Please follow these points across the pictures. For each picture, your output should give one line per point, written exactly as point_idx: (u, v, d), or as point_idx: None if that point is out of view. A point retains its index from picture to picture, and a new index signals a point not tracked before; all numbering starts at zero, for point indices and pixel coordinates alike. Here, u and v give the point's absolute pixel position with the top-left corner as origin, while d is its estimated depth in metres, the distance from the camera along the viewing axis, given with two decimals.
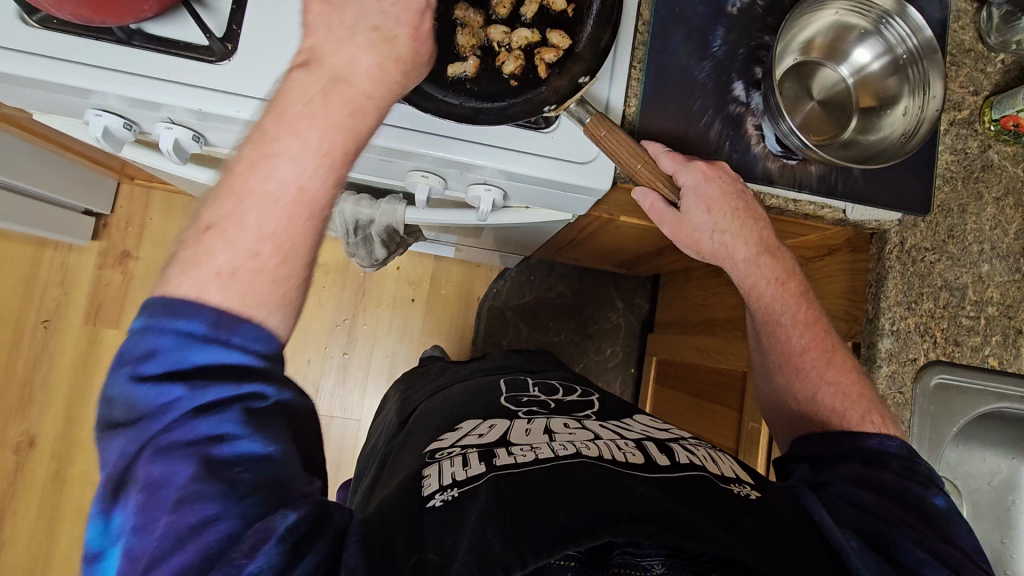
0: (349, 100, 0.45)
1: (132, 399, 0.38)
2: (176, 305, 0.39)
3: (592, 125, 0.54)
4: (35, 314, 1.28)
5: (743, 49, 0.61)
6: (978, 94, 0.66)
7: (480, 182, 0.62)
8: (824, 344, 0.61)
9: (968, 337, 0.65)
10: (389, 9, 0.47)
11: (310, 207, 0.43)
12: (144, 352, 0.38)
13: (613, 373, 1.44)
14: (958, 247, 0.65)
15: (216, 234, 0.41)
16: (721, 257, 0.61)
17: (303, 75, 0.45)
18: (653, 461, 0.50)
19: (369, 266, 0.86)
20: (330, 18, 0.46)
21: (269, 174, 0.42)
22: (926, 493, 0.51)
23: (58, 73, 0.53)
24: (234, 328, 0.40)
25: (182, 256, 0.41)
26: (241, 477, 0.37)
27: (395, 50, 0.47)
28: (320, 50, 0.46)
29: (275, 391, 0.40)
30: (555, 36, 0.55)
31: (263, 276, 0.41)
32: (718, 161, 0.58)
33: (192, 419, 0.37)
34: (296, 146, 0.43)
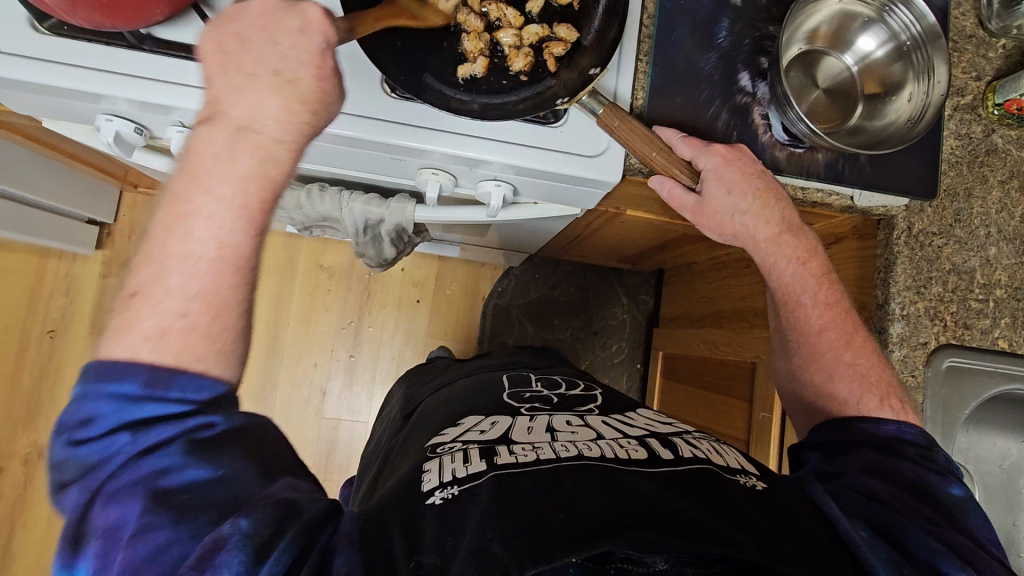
0: (258, 146, 0.43)
1: (78, 460, 0.38)
2: (111, 366, 0.39)
3: (605, 115, 0.54)
4: (40, 324, 1.28)
5: (748, 40, 0.61)
6: (981, 79, 0.67)
7: (490, 178, 0.63)
8: (844, 326, 0.61)
9: (977, 320, 0.65)
10: (288, 52, 0.44)
11: (235, 262, 0.42)
12: (82, 418, 0.39)
13: (619, 369, 1.45)
14: (965, 230, 0.66)
15: (142, 302, 0.41)
16: (742, 239, 0.62)
17: (208, 129, 0.43)
18: (657, 457, 0.50)
19: (377, 266, 0.85)
20: (225, 67, 0.44)
21: (186, 235, 0.41)
22: (944, 483, 0.51)
23: (68, 79, 0.53)
24: (170, 383, 0.39)
25: (113, 326, 0.41)
26: (189, 502, 0.37)
27: (301, 92, 0.44)
28: (221, 102, 0.44)
29: (222, 419, 0.40)
30: (563, 30, 0.56)
31: (196, 334, 0.41)
32: (735, 145, 0.59)
33: (138, 462, 0.38)
34: (207, 201, 0.42)
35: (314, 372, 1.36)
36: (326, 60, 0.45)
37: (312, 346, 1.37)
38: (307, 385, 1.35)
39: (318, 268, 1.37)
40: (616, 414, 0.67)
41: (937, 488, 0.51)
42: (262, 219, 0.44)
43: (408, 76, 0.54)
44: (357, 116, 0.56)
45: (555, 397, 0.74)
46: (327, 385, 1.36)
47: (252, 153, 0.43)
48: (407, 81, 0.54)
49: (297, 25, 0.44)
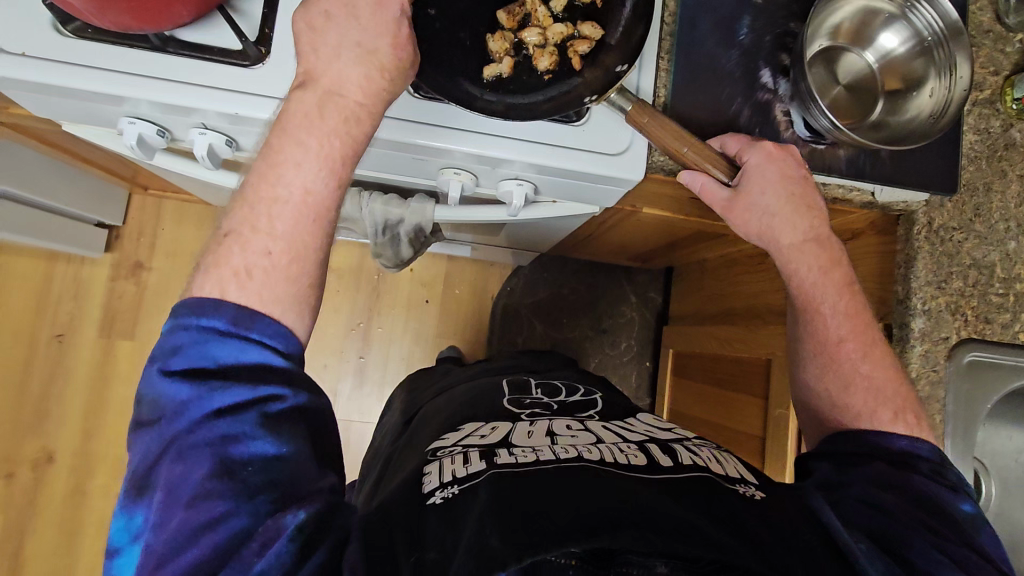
0: (342, 109, 0.47)
1: (159, 398, 0.41)
2: (200, 308, 0.42)
3: (634, 112, 0.54)
4: (50, 328, 1.27)
5: (769, 36, 0.61)
6: (999, 73, 0.67)
7: (512, 177, 0.63)
8: (864, 338, 0.61)
9: (997, 314, 0.66)
10: (368, 24, 0.48)
11: (316, 209, 0.46)
12: (171, 352, 0.41)
13: (628, 367, 1.45)
14: (984, 225, 0.66)
15: (234, 240, 0.44)
16: (767, 240, 0.61)
17: (300, 93, 0.47)
18: (656, 463, 0.50)
19: (393, 267, 0.85)
20: (312, 42, 0.48)
21: (278, 182, 0.45)
22: (954, 500, 0.52)
23: (92, 81, 0.53)
24: (253, 326, 0.42)
25: (205, 262, 0.44)
26: (252, 475, 0.40)
27: (380, 61, 0.48)
28: (312, 71, 0.48)
29: (292, 393, 0.43)
30: (587, 27, 0.56)
31: (277, 273, 0.44)
32: (786, 145, 0.59)
33: (211, 420, 0.40)
34: (299, 155, 0.46)
35: (324, 373, 1.36)
36: (402, 30, 0.48)
37: (323, 347, 1.36)
38: (317, 386, 1.35)
39: (327, 269, 1.37)
40: (616, 420, 0.67)
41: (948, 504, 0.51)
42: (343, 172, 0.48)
43: (432, 76, 0.54)
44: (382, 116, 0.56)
45: (555, 403, 0.74)
46: (338, 386, 1.36)
47: (337, 115, 0.47)
48: (431, 82, 0.54)
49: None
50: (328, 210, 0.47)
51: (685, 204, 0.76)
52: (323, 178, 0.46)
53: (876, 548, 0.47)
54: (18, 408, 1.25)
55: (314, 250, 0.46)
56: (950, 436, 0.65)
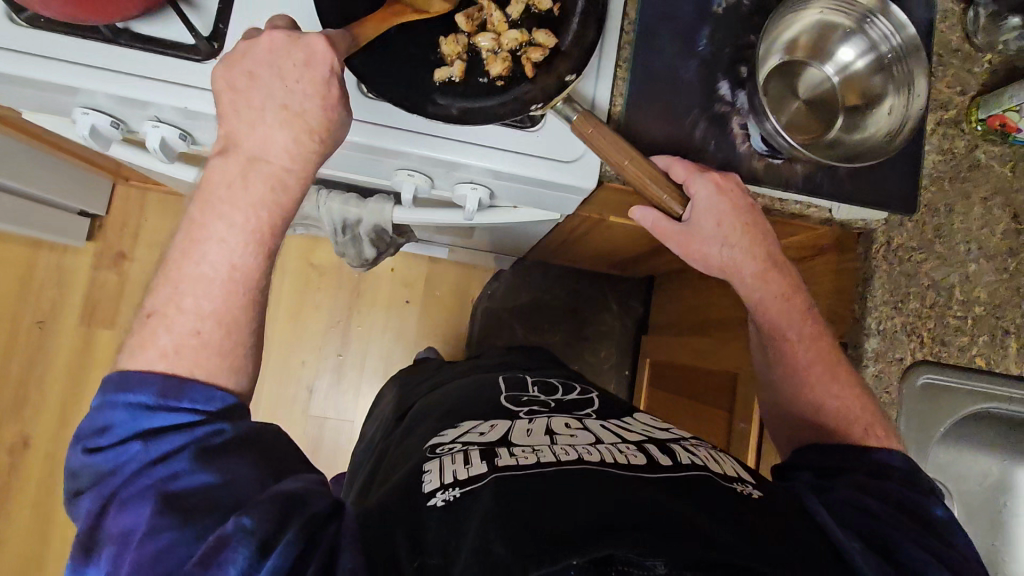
0: (269, 177, 0.47)
1: (94, 467, 0.42)
2: (127, 381, 0.43)
3: (579, 122, 0.54)
4: (31, 314, 1.28)
5: (729, 48, 0.61)
6: (965, 93, 0.66)
7: (467, 182, 0.62)
8: (829, 358, 0.61)
9: (955, 336, 0.65)
10: (293, 85, 0.47)
11: (241, 285, 0.47)
12: (101, 427, 0.42)
13: (607, 374, 1.44)
14: (945, 246, 0.65)
15: (158, 320, 0.45)
16: (729, 273, 0.61)
17: (222, 163, 0.47)
18: (655, 462, 0.49)
19: (359, 266, 0.85)
20: (236, 103, 0.47)
21: (201, 259, 0.46)
22: (925, 500, 0.51)
23: (45, 71, 0.53)
24: (182, 394, 0.43)
25: (130, 342, 0.45)
26: (197, 504, 0.40)
27: (309, 123, 0.48)
28: (234, 135, 0.48)
29: (231, 426, 0.43)
30: (541, 35, 0.56)
31: (209, 350, 0.45)
32: (728, 172, 0.58)
33: (150, 468, 0.41)
34: (223, 230, 0.46)
35: (301, 369, 1.36)
36: (333, 89, 0.47)
37: (302, 342, 1.37)
38: (294, 382, 1.36)
39: (309, 265, 1.38)
40: (614, 419, 0.66)
41: (920, 508, 0.50)
42: (269, 244, 0.48)
43: (379, 76, 0.54)
44: None
45: (552, 400, 0.73)
46: (314, 383, 1.36)
47: (265, 182, 0.47)
48: (379, 81, 0.54)
49: (302, 57, 0.46)
50: (256, 278, 0.47)
51: None
52: (250, 252, 0.47)
53: (868, 549, 0.47)
54: None
55: (246, 321, 0.46)
56: None
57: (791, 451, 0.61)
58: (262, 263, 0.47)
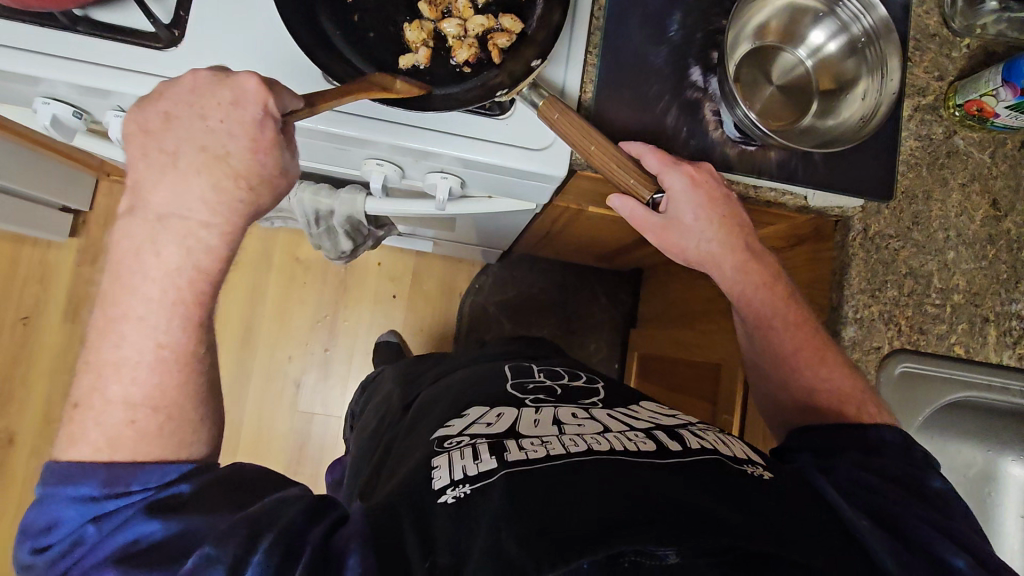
0: (184, 233, 0.44)
1: (45, 563, 0.39)
2: (66, 471, 0.41)
3: (544, 107, 0.53)
4: (14, 311, 1.27)
5: (700, 33, 0.60)
6: (943, 79, 0.65)
7: (437, 170, 0.62)
8: (816, 343, 0.60)
9: (934, 325, 0.64)
10: (217, 125, 0.45)
11: (179, 358, 0.44)
12: (46, 523, 0.40)
13: (596, 369, 1.44)
14: (923, 234, 0.64)
15: (84, 412, 0.42)
16: (708, 266, 0.60)
17: (128, 221, 0.44)
18: (665, 448, 0.49)
19: (337, 258, 0.85)
20: (150, 149, 0.45)
21: (122, 336, 0.43)
22: (924, 475, 0.50)
23: (1, 60, 0.52)
24: (130, 476, 0.41)
25: (64, 437, 0.42)
26: (156, 561, 0.37)
27: (232, 167, 0.45)
28: (145, 189, 0.45)
29: (188, 485, 0.41)
30: (507, 20, 0.55)
31: (144, 435, 0.42)
32: (699, 161, 0.57)
33: (102, 546, 0.39)
34: (141, 304, 0.43)
35: (288, 365, 1.35)
36: (265, 132, 0.45)
37: (288, 338, 1.36)
38: (281, 378, 1.35)
39: (295, 260, 1.37)
40: (620, 407, 0.65)
41: (919, 483, 0.50)
42: (201, 309, 0.45)
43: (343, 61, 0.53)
44: None
45: (557, 388, 0.73)
46: (302, 378, 1.36)
47: (180, 241, 0.44)
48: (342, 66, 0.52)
49: (230, 97, 0.45)
50: (187, 349, 0.45)
51: None
52: (176, 325, 0.44)
53: (870, 519, 0.46)
54: None
55: (186, 399, 0.44)
56: None
57: (786, 432, 0.60)
58: (194, 335, 0.45)
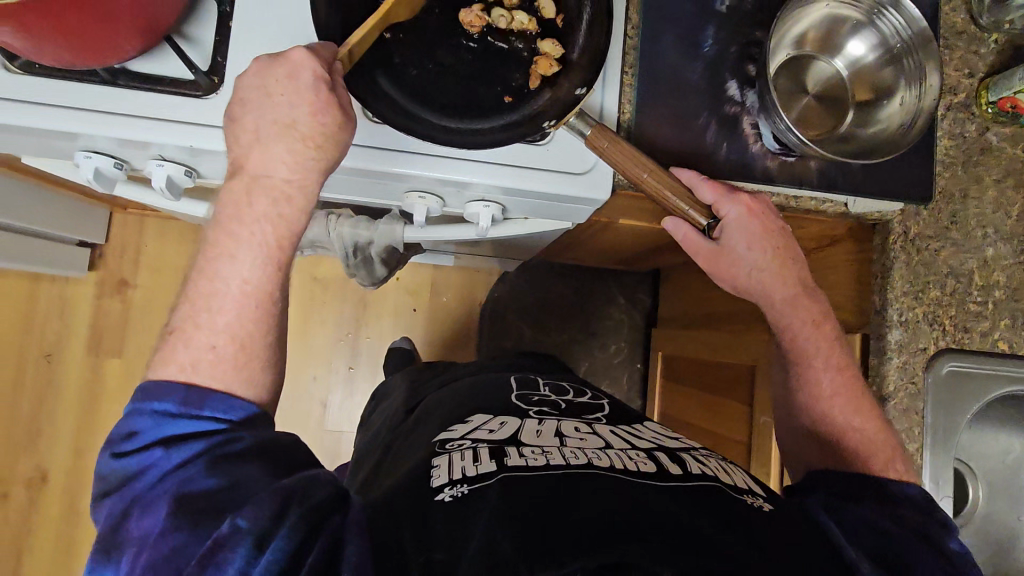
0: (270, 191, 0.46)
1: (118, 471, 0.42)
2: (153, 387, 0.43)
3: (593, 136, 0.53)
4: (36, 348, 1.27)
5: (734, 47, 0.60)
6: (973, 76, 0.65)
7: (478, 199, 0.62)
8: (854, 389, 0.60)
9: (976, 322, 0.65)
10: (280, 99, 0.46)
11: (257, 299, 0.46)
12: (127, 432, 0.42)
13: (618, 369, 1.45)
14: (961, 232, 0.65)
15: (178, 337, 0.44)
16: (758, 294, 0.60)
17: (227, 184, 0.46)
18: (665, 471, 0.51)
19: (370, 285, 0.85)
20: (233, 129, 0.47)
21: (213, 276, 0.45)
22: (943, 534, 0.50)
23: (44, 119, 0.52)
24: (203, 403, 0.42)
25: (155, 359, 0.45)
26: (205, 508, 0.39)
27: (301, 132, 0.47)
28: (237, 155, 0.47)
29: (250, 437, 0.42)
30: (547, 44, 0.55)
31: (223, 366, 0.44)
32: (760, 194, 0.59)
33: (172, 472, 0.41)
34: (234, 246, 0.46)
35: (313, 385, 1.36)
36: (319, 93, 0.46)
37: (311, 358, 1.36)
38: (307, 398, 1.35)
39: (313, 280, 1.37)
40: (623, 424, 0.67)
41: (933, 538, 0.50)
42: (281, 258, 0.47)
43: (386, 101, 0.53)
44: None
45: (562, 402, 0.72)
46: (328, 398, 1.36)
47: (266, 198, 0.46)
48: (386, 106, 0.52)
49: (284, 72, 0.46)
50: (269, 294, 0.46)
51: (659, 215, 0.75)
52: (259, 266, 0.46)
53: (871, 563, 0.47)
54: (9, 428, 1.24)
55: (262, 338, 0.46)
56: (929, 448, 0.64)
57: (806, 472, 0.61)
58: (275, 279, 0.47)
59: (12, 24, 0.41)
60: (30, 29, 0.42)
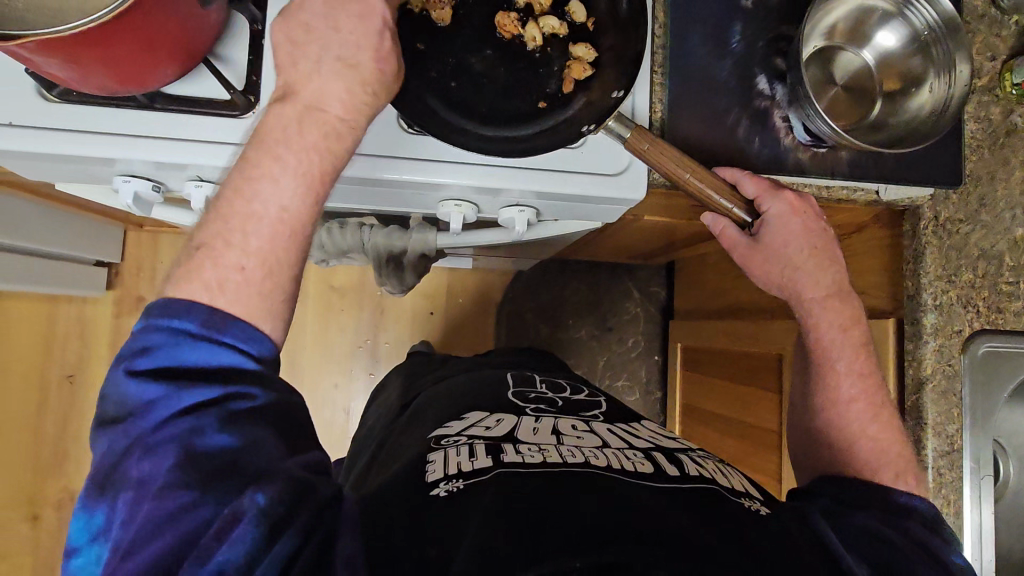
0: (323, 125, 0.45)
1: (123, 398, 0.39)
2: (173, 307, 0.40)
3: (633, 138, 0.54)
4: (58, 370, 1.27)
5: (763, 41, 0.60)
6: (995, 59, 0.66)
7: (514, 204, 0.62)
8: (874, 399, 0.60)
9: (1009, 303, 0.66)
10: (347, 36, 0.46)
11: (291, 229, 0.43)
12: (139, 349, 0.40)
13: (636, 363, 1.45)
14: (990, 215, 0.66)
15: (206, 254, 0.41)
16: (789, 291, 0.61)
17: (279, 107, 0.45)
18: (663, 471, 0.51)
19: (398, 291, 0.85)
20: (296, 53, 0.45)
21: (252, 197, 0.42)
22: (946, 550, 0.50)
23: (84, 146, 0.52)
24: (226, 328, 0.40)
25: (175, 275, 0.42)
26: (216, 469, 0.38)
27: (362, 75, 0.46)
28: (292, 84, 0.45)
29: (263, 392, 0.41)
30: (580, 48, 0.55)
31: (251, 290, 0.42)
32: (806, 195, 0.59)
33: (177, 418, 0.39)
34: (277, 170, 0.43)
35: (335, 393, 1.36)
36: (384, 41, 0.46)
37: (331, 366, 1.36)
38: (329, 407, 1.36)
39: (329, 288, 1.37)
40: (620, 423, 0.67)
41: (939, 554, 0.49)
42: (321, 192, 0.45)
43: (426, 112, 0.53)
44: (379, 157, 0.55)
45: (559, 399, 0.73)
46: (350, 405, 1.36)
47: (318, 130, 0.44)
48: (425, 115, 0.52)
49: (359, 10, 0.46)
50: (303, 229, 0.44)
51: (685, 211, 0.75)
52: (300, 195, 0.43)
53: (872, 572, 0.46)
54: (35, 451, 1.25)
55: (289, 276, 0.43)
56: (969, 429, 0.64)
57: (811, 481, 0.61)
58: (313, 214, 0.44)
59: (61, 56, 0.41)
60: (77, 61, 0.42)
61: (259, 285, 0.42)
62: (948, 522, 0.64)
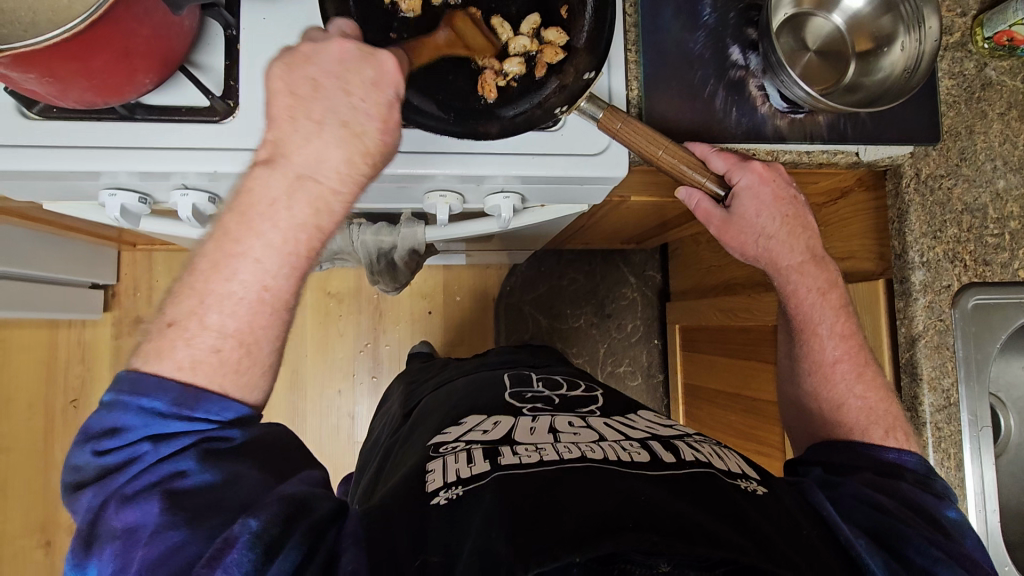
0: (316, 198, 0.44)
1: (102, 459, 0.40)
2: (142, 376, 0.41)
3: (605, 119, 0.55)
4: (62, 396, 1.27)
5: (733, 13, 0.61)
6: (966, 14, 0.66)
7: (498, 191, 0.62)
8: (858, 358, 0.60)
9: (996, 255, 0.67)
10: (359, 103, 0.44)
11: (275, 305, 0.43)
12: (108, 418, 0.40)
13: (637, 347, 1.46)
14: (972, 168, 0.66)
15: (178, 333, 0.41)
16: (765, 260, 0.61)
17: (267, 173, 0.43)
18: (659, 459, 0.50)
19: (393, 289, 0.87)
20: (296, 111, 0.44)
21: (231, 276, 0.42)
22: (938, 505, 0.50)
23: (67, 161, 0.53)
24: (198, 392, 0.41)
25: (139, 351, 0.42)
26: (204, 503, 0.39)
27: (365, 145, 0.45)
28: (283, 145, 0.44)
29: (242, 433, 0.42)
30: (552, 33, 0.56)
31: (223, 370, 0.42)
32: (773, 163, 0.60)
33: (158, 466, 0.39)
34: (258, 247, 0.43)
35: (339, 399, 1.37)
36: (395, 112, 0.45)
37: (332, 372, 1.37)
38: (335, 413, 1.36)
39: (326, 295, 1.37)
40: (618, 416, 0.67)
41: (933, 513, 0.49)
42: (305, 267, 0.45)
43: (407, 102, 0.53)
44: None
45: (557, 397, 0.73)
46: (355, 409, 1.37)
47: (310, 204, 0.44)
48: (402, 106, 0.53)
49: (372, 77, 0.44)
50: (285, 307, 0.44)
51: (672, 187, 0.76)
52: (285, 274, 0.43)
53: (871, 542, 0.46)
54: (44, 476, 1.25)
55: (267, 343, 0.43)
56: (964, 381, 0.65)
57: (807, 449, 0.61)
58: (292, 285, 0.44)
59: (37, 69, 0.41)
60: (55, 72, 0.42)
61: (233, 366, 0.42)
62: (951, 476, 0.64)
